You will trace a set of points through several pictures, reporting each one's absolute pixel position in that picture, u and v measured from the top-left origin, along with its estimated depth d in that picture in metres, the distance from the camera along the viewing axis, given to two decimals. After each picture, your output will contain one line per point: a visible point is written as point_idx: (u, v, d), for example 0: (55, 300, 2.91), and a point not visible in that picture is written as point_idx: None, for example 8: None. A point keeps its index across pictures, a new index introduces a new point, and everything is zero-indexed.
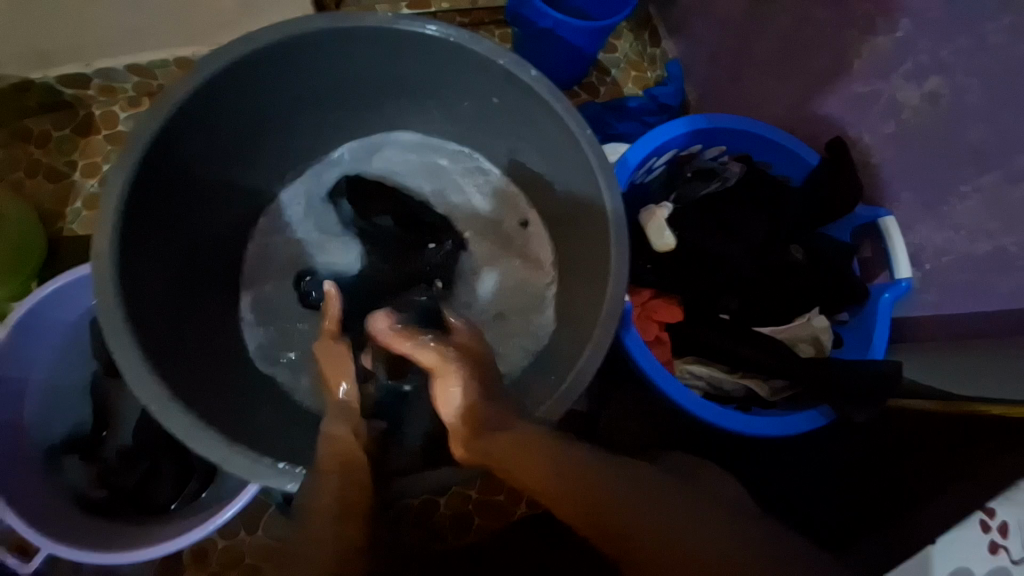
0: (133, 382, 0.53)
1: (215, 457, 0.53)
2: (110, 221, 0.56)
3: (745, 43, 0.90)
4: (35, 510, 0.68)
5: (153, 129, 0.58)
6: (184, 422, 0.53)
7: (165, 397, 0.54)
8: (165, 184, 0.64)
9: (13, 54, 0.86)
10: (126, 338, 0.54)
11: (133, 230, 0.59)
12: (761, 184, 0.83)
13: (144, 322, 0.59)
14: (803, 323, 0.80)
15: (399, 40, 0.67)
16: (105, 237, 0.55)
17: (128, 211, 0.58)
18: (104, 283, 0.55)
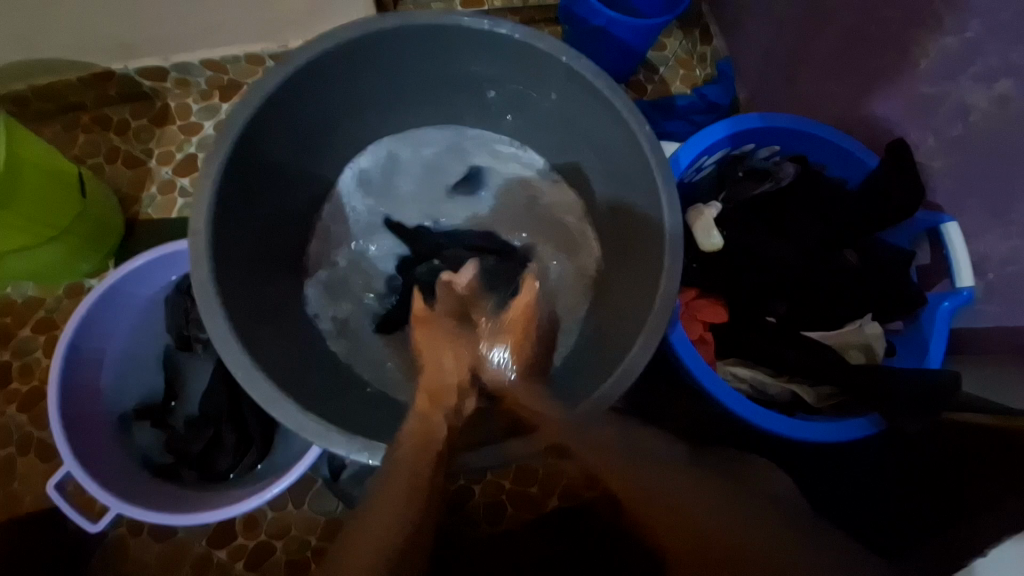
0: (222, 350, 0.58)
1: (293, 423, 0.57)
2: (205, 202, 0.60)
3: (802, 42, 0.88)
4: (107, 473, 0.74)
5: (244, 118, 0.63)
6: (266, 389, 0.58)
7: (249, 365, 0.58)
8: (250, 171, 0.68)
9: (102, 49, 0.93)
10: (218, 312, 0.58)
11: (225, 212, 0.64)
12: (817, 186, 0.82)
13: (232, 295, 0.64)
14: (855, 330, 0.78)
15: (467, 36, 0.70)
16: (201, 217, 0.60)
17: (220, 194, 0.62)
18: (199, 259, 0.59)
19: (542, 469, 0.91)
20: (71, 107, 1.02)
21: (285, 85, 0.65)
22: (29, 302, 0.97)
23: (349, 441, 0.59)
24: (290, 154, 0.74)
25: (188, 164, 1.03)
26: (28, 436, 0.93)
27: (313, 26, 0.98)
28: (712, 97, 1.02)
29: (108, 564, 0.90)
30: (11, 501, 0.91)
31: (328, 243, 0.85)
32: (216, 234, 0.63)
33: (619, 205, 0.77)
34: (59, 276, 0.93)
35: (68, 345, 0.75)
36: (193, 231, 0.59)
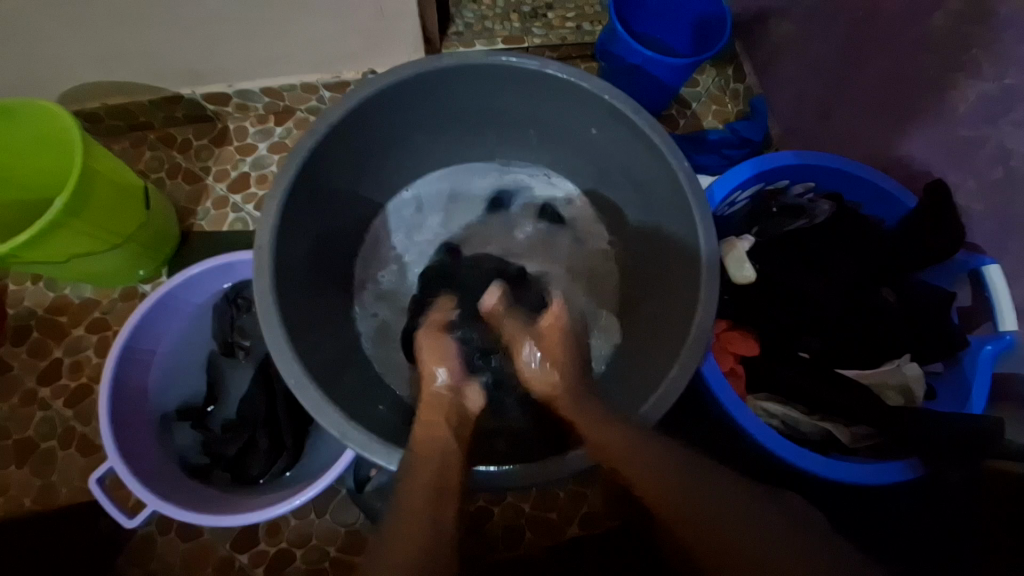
0: (276, 358, 0.61)
1: (337, 431, 0.60)
2: (271, 219, 0.65)
3: (836, 83, 0.90)
4: (149, 471, 0.77)
5: (310, 144, 0.68)
6: (312, 396, 0.60)
7: (299, 373, 0.61)
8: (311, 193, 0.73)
9: (176, 75, 1.02)
10: (274, 321, 0.61)
11: (286, 229, 0.68)
12: (852, 223, 0.82)
13: (287, 306, 0.68)
14: (892, 370, 0.77)
15: (515, 75, 0.74)
16: (266, 233, 0.64)
17: (284, 212, 0.66)
18: (262, 270, 0.63)
19: (562, 495, 0.90)
20: (139, 126, 1.11)
21: (348, 114, 0.70)
22: (85, 302, 1.03)
23: (390, 451, 0.60)
24: (345, 178, 0.78)
25: (241, 181, 1.10)
26: (71, 431, 0.98)
27: (365, 59, 1.05)
28: (746, 134, 1.03)
29: (133, 562, 0.92)
30: (49, 493, 0.95)
31: (373, 259, 0.89)
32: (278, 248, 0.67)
33: (655, 237, 0.78)
34: (116, 279, 0.99)
35: (124, 345, 0.79)
36: (258, 245, 0.63)
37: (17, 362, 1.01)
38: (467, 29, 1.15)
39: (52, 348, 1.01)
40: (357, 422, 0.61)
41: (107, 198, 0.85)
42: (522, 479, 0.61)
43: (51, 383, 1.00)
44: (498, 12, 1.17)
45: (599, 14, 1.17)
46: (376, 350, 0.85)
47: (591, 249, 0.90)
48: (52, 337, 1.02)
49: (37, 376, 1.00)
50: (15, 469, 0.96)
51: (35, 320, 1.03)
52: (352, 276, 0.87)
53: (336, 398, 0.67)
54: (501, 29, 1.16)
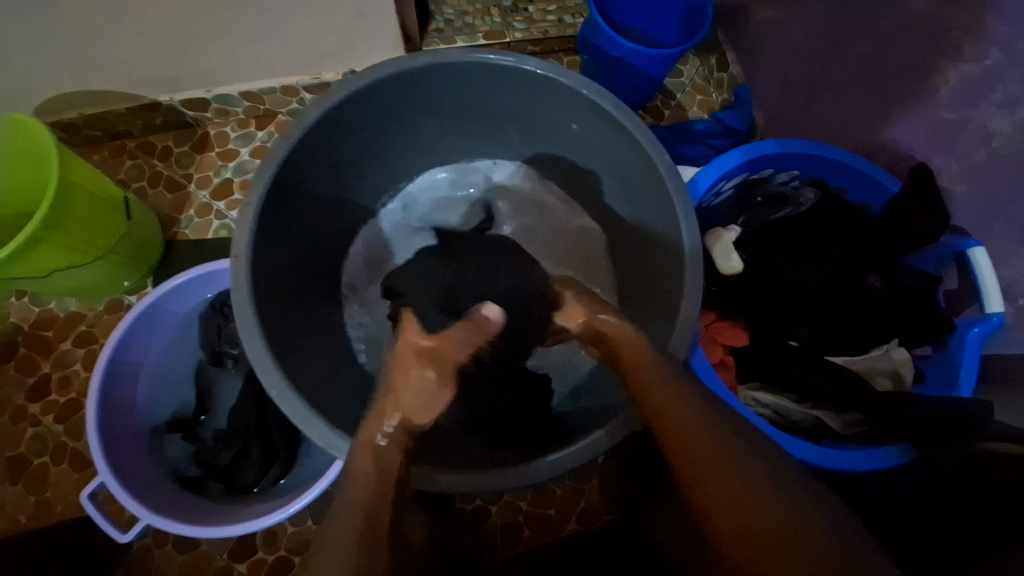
0: (260, 368, 0.60)
1: (324, 442, 0.59)
2: (248, 228, 0.64)
3: (819, 69, 0.89)
4: (140, 485, 0.77)
5: (286, 150, 0.66)
6: (296, 406, 0.59)
7: (285, 383, 0.60)
8: (291, 200, 0.72)
9: (152, 82, 1.00)
10: (255, 332, 0.61)
11: (265, 236, 0.67)
12: (837, 210, 0.82)
13: (272, 315, 0.67)
14: (881, 354, 0.77)
15: (492, 73, 0.73)
16: (242, 243, 0.63)
17: (261, 220, 0.65)
18: (239, 281, 0.62)
19: (559, 491, 0.91)
20: (118, 135, 1.09)
21: (324, 118, 0.69)
22: (71, 316, 1.02)
23: None
24: (324, 182, 0.77)
25: (225, 188, 1.09)
26: (63, 447, 0.97)
27: (345, 59, 1.04)
28: (732, 124, 1.03)
29: (132, 575, 0.92)
30: (43, 510, 0.94)
31: (361, 263, 0.89)
32: (258, 256, 0.66)
33: (639, 230, 0.78)
34: (101, 292, 0.98)
35: (108, 359, 0.78)
36: (235, 255, 0.62)
37: (4, 379, 1.00)
38: (447, 26, 1.14)
39: (39, 364, 1.00)
40: (343, 431, 0.61)
41: (86, 210, 0.84)
42: (512, 479, 0.61)
43: (40, 399, 0.99)
44: (478, 7, 1.15)
45: (581, 6, 1.16)
46: (369, 354, 0.84)
47: (581, 244, 0.89)
48: (39, 352, 1.01)
49: (25, 393, 0.99)
50: (8, 487, 0.95)
51: (20, 336, 1.01)
52: (343, 283, 0.87)
53: (321, 408, 0.67)
54: (481, 24, 1.15)
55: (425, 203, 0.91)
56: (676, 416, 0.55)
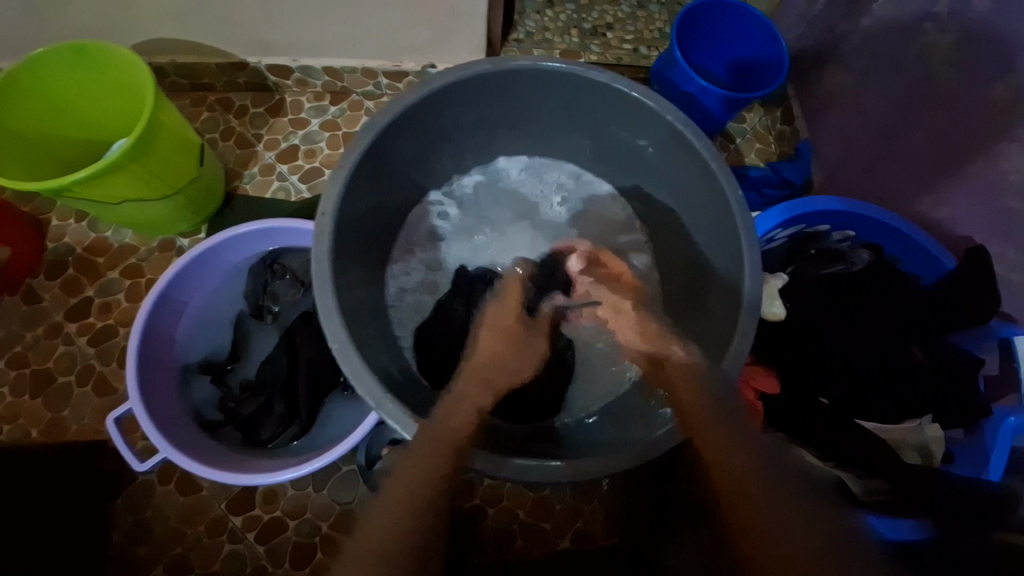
0: (324, 322, 0.62)
1: (375, 400, 0.61)
2: (337, 188, 0.67)
3: (886, 138, 0.91)
4: (164, 417, 0.79)
5: (382, 122, 0.70)
6: (353, 363, 0.61)
7: (346, 339, 0.62)
8: (375, 172, 0.75)
9: (246, 43, 1.05)
10: (327, 287, 0.63)
11: (350, 199, 0.70)
12: (890, 276, 0.81)
13: (342, 277, 0.70)
14: (914, 429, 0.76)
15: (584, 86, 0.75)
16: (330, 200, 0.66)
17: (349, 183, 0.69)
18: (321, 237, 0.65)
19: (559, 506, 0.90)
20: (202, 86, 1.15)
21: (420, 101, 0.72)
22: (123, 248, 1.06)
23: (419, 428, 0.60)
24: (404, 161, 0.80)
25: (290, 153, 1.13)
26: (90, 369, 1.00)
27: (428, 53, 1.08)
28: (789, 176, 1.04)
29: (130, 507, 0.93)
30: (58, 427, 0.97)
31: (408, 235, 0.90)
32: (339, 217, 0.69)
33: (699, 260, 0.79)
34: (157, 229, 1.02)
35: (160, 292, 0.81)
36: (322, 212, 0.65)
37: (49, 295, 1.03)
38: (527, 38, 1.19)
39: (84, 287, 1.04)
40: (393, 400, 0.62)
41: (167, 149, 0.88)
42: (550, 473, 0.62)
43: (79, 319, 1.02)
44: (559, 25, 1.20)
45: (657, 40, 1.19)
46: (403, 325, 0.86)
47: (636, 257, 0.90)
48: (87, 275, 1.04)
49: (65, 311, 1.03)
50: (32, 398, 0.98)
51: (72, 257, 1.05)
52: (394, 255, 0.88)
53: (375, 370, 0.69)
54: (560, 42, 1.19)
55: (481, 188, 0.93)
56: (698, 411, 0.60)
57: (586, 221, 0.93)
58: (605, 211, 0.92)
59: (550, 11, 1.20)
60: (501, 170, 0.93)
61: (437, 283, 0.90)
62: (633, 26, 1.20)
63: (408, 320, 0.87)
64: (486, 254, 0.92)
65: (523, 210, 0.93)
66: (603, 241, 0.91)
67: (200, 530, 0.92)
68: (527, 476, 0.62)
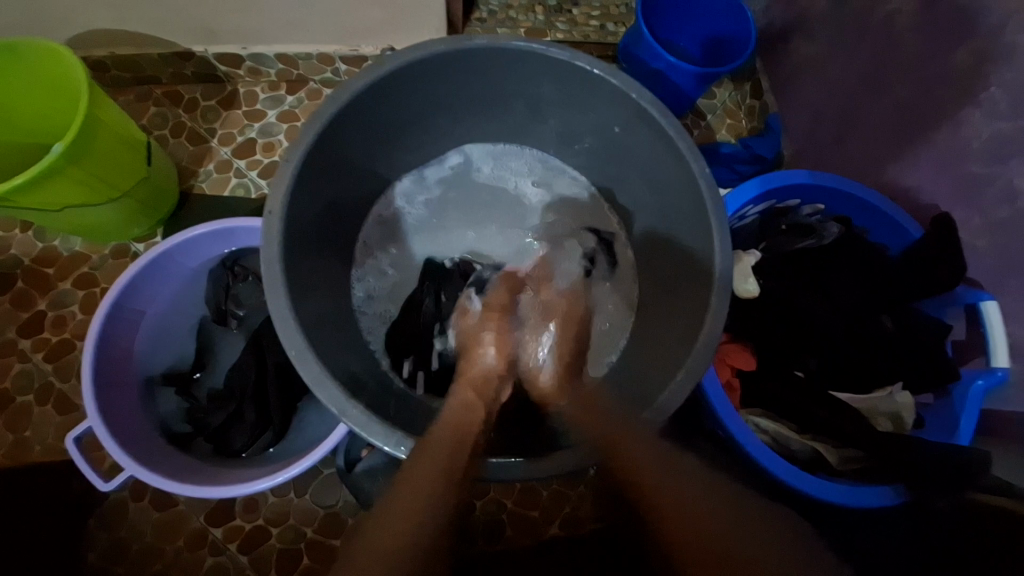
0: (279, 327, 0.59)
1: (337, 408, 0.58)
2: (286, 184, 0.63)
3: (853, 108, 0.91)
4: (127, 433, 0.75)
5: (332, 111, 0.66)
6: (313, 369, 0.59)
7: (303, 345, 0.59)
8: (330, 165, 0.71)
9: (190, 31, 0.99)
10: (281, 291, 0.60)
11: (303, 195, 0.67)
12: (862, 247, 0.81)
13: (299, 278, 0.67)
14: (884, 397, 0.78)
15: (545, 66, 0.73)
16: (279, 197, 0.63)
17: (299, 179, 0.65)
18: (272, 239, 0.62)
19: (546, 494, 0.90)
20: (146, 80, 1.08)
21: (372, 87, 0.68)
22: (74, 257, 1.00)
23: (389, 433, 0.58)
24: (362, 152, 0.77)
25: (247, 147, 1.07)
26: (49, 386, 0.95)
27: (386, 35, 1.03)
28: (760, 151, 1.04)
29: (104, 526, 0.90)
30: (19, 449, 0.92)
31: (373, 228, 0.87)
32: (292, 215, 0.65)
33: (668, 241, 0.78)
34: (108, 236, 0.96)
35: (112, 303, 0.77)
36: (270, 212, 0.62)
37: None
38: (490, 17, 1.14)
39: (35, 300, 0.98)
40: (358, 403, 0.60)
41: (109, 149, 0.82)
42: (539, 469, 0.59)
43: (33, 335, 0.97)
44: (523, 2, 1.16)
45: (624, 16, 1.16)
46: (374, 323, 0.84)
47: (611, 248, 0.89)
48: (37, 288, 0.99)
49: (17, 327, 0.97)
50: None
51: (19, 269, 0.99)
52: (358, 252, 0.85)
53: (338, 373, 0.66)
54: (524, 20, 1.15)
55: (448, 177, 0.90)
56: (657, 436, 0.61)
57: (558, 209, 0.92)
58: (574, 191, 0.91)
59: None
60: (464, 158, 0.90)
61: (411, 277, 0.88)
62: (598, 1, 1.17)
63: (381, 318, 0.84)
64: (456, 246, 0.91)
65: (492, 200, 0.92)
66: (578, 220, 0.91)
67: (180, 544, 0.90)
68: (506, 474, 0.59)
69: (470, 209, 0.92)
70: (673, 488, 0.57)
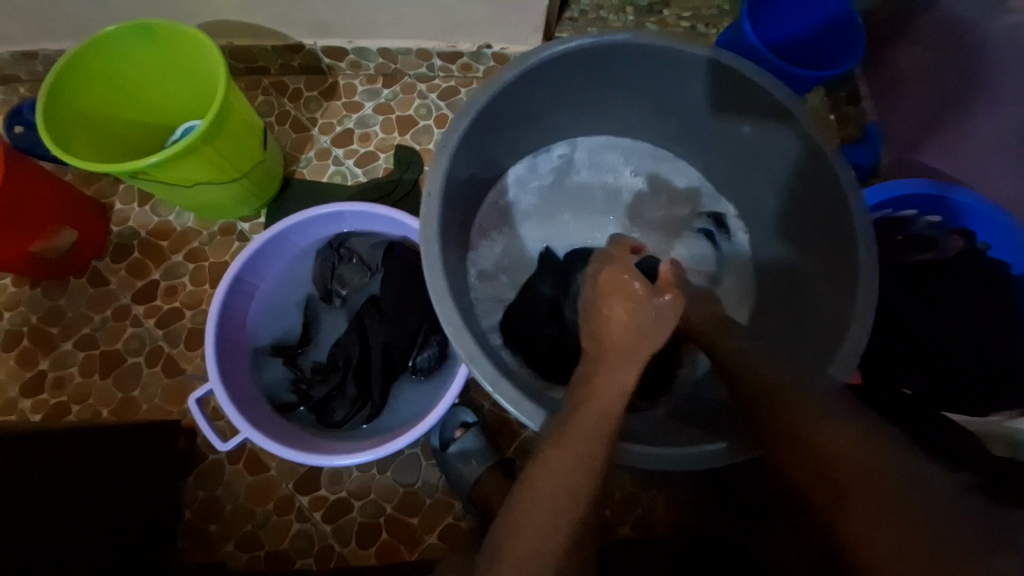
0: (437, 302, 0.63)
1: (490, 384, 0.61)
2: (442, 167, 0.67)
3: (971, 118, 0.87)
4: (242, 398, 0.80)
5: (483, 101, 0.69)
6: (469, 344, 0.62)
7: (458, 321, 0.63)
8: (467, 156, 0.74)
9: (303, 25, 1.04)
10: (438, 268, 0.63)
11: (450, 181, 0.70)
12: (978, 266, 0.77)
13: (450, 257, 0.70)
14: (1000, 422, 0.75)
15: (683, 64, 0.73)
16: (436, 180, 0.66)
17: (449, 166, 0.68)
18: (429, 225, 0.65)
19: (619, 493, 0.91)
20: (257, 70, 1.14)
21: (519, 78, 0.71)
22: (184, 232, 1.07)
23: (534, 411, 0.60)
24: (491, 145, 0.79)
25: (345, 137, 1.13)
26: (159, 351, 1.02)
27: (484, 33, 1.07)
28: (859, 160, 1.00)
29: (203, 484, 0.96)
30: (129, 406, 1.00)
31: (486, 215, 0.88)
32: (444, 195, 0.69)
33: (796, 241, 0.78)
34: (220, 213, 1.03)
35: (234, 276, 0.82)
36: (427, 197, 0.65)
37: (115, 278, 1.05)
38: (581, 16, 1.15)
39: (149, 269, 1.06)
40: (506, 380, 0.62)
41: (235, 132, 0.87)
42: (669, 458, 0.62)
43: (145, 302, 1.04)
44: (614, 3, 1.17)
45: (717, 19, 1.15)
46: (487, 310, 0.86)
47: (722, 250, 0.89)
48: (151, 259, 1.06)
49: (132, 294, 1.05)
50: (103, 378, 1.01)
51: (136, 240, 1.07)
52: (473, 238, 0.87)
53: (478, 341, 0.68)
54: (613, 20, 1.16)
55: (557, 166, 0.91)
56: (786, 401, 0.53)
57: (670, 203, 0.92)
58: (678, 179, 0.91)
59: None
60: (575, 148, 0.91)
61: (523, 265, 0.90)
62: (691, 3, 1.16)
63: (493, 306, 0.86)
64: (567, 238, 0.92)
65: (600, 190, 0.92)
66: (686, 212, 0.91)
67: (270, 508, 0.95)
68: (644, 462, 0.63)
69: (579, 197, 0.92)
70: (812, 422, 0.49)
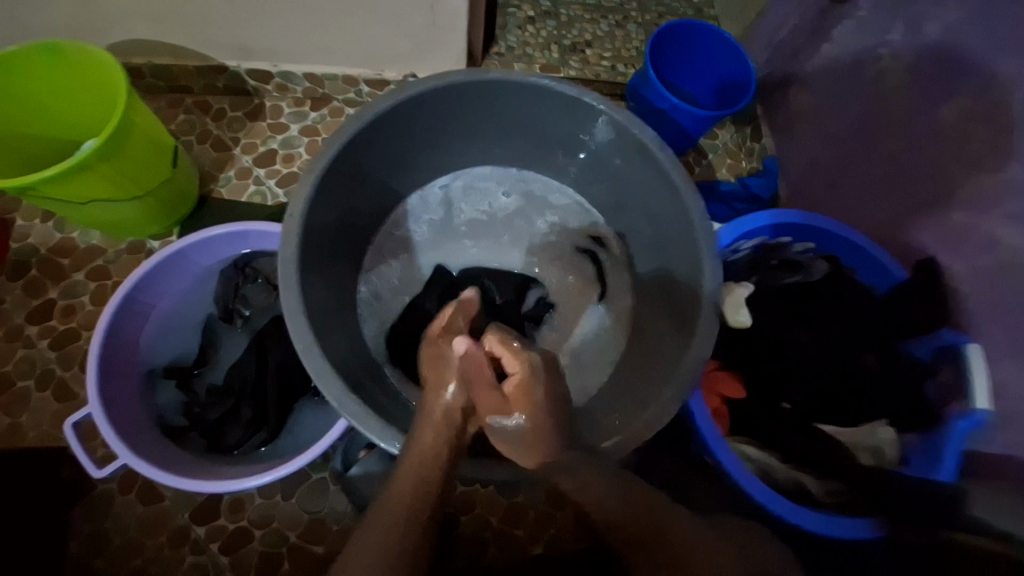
0: (292, 325, 0.64)
1: (337, 402, 0.62)
2: (308, 190, 0.68)
3: (846, 155, 0.96)
4: (126, 423, 0.77)
5: (357, 127, 0.71)
6: (318, 363, 0.63)
7: (311, 340, 0.63)
8: (345, 176, 0.75)
9: (226, 48, 1.05)
10: (295, 288, 0.65)
11: (320, 203, 0.71)
12: (847, 286, 0.85)
13: (307, 278, 0.70)
14: (868, 431, 0.79)
15: (551, 100, 0.79)
16: (299, 202, 0.68)
17: (318, 189, 0.70)
18: (288, 242, 0.66)
19: (533, 514, 0.90)
20: (179, 89, 1.14)
21: (394, 108, 0.74)
22: (89, 249, 1.03)
23: (385, 430, 0.63)
24: (378, 166, 0.81)
25: (268, 157, 1.13)
26: (50, 373, 0.96)
27: (409, 62, 1.10)
28: (756, 191, 1.08)
29: (87, 517, 0.90)
30: (14, 433, 0.93)
31: (386, 238, 0.91)
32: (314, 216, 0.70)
33: (661, 267, 0.82)
34: (127, 232, 1.00)
35: (125, 295, 0.80)
36: (290, 217, 0.67)
37: (9, 296, 1.00)
38: (508, 52, 1.22)
39: (47, 288, 1.01)
40: (357, 397, 0.64)
41: (139, 148, 0.86)
42: None
43: (40, 322, 0.99)
44: (539, 41, 1.23)
45: (634, 59, 1.24)
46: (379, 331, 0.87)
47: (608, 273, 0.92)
48: (50, 277, 1.01)
49: (27, 313, 0.99)
50: None
51: (35, 258, 1.02)
52: (367, 261, 0.89)
53: (336, 364, 0.70)
54: (538, 56, 1.22)
55: (446, 192, 0.94)
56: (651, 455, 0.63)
57: (561, 227, 0.95)
58: (553, 197, 0.95)
59: (530, 27, 1.24)
60: (455, 180, 0.94)
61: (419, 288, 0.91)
62: (610, 44, 1.24)
63: (380, 329, 0.87)
64: (461, 259, 0.94)
65: (489, 215, 0.95)
66: (570, 238, 0.95)
67: (161, 540, 0.89)
68: None
69: (466, 221, 0.95)
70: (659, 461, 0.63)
